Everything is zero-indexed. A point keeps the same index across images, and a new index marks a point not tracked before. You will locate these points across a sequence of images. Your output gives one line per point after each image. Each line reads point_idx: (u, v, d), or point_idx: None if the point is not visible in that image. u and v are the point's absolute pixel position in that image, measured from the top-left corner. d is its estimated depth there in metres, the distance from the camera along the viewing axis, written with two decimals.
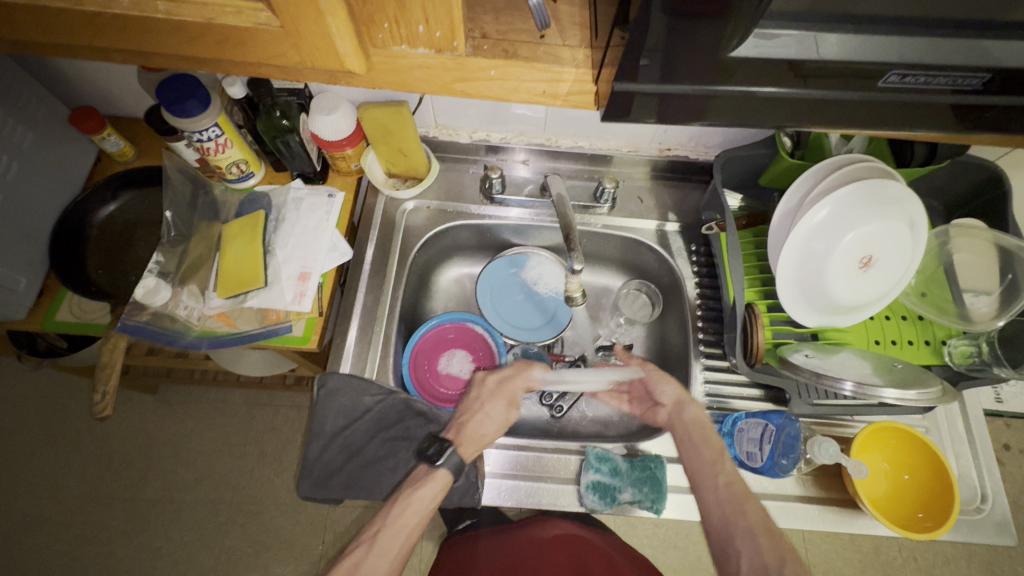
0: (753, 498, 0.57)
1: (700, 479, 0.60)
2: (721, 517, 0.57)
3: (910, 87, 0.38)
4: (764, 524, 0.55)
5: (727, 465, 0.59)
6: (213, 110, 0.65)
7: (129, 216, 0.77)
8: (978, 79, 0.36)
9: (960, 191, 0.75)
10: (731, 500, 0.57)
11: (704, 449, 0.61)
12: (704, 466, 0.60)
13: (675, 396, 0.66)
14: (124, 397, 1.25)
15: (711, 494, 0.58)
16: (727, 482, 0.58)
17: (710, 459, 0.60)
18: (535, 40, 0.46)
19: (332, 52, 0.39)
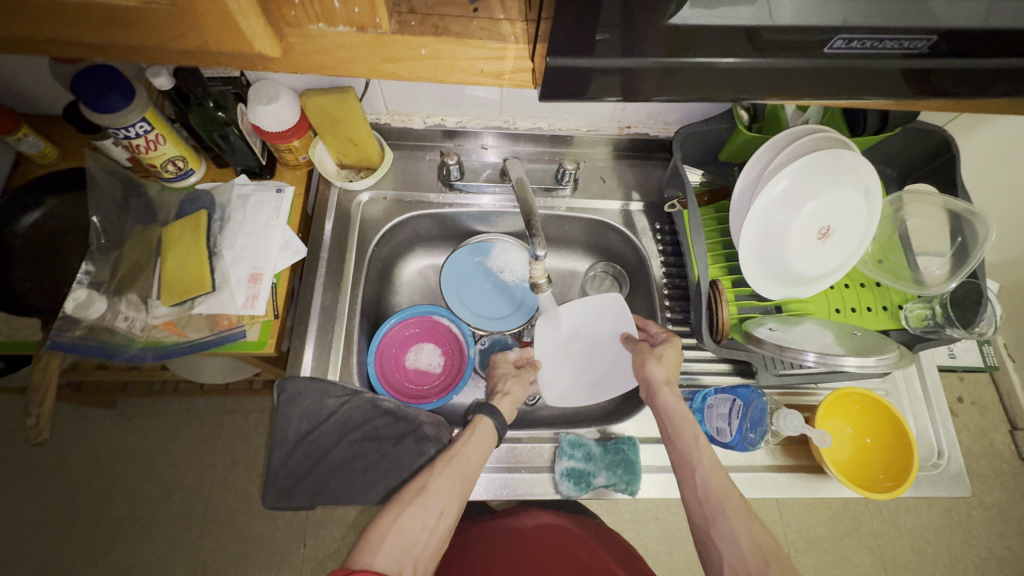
0: (733, 493, 0.55)
1: (681, 472, 0.58)
2: (703, 515, 0.54)
3: (858, 51, 0.37)
4: (745, 518, 0.53)
5: (704, 458, 0.57)
6: (139, 104, 0.60)
7: (58, 224, 0.71)
8: (925, 41, 0.36)
9: (911, 157, 0.76)
10: (710, 493, 0.55)
11: (680, 440, 0.60)
12: (683, 460, 0.58)
13: (654, 381, 0.65)
14: (79, 414, 1.18)
15: (693, 489, 0.56)
16: (705, 478, 0.56)
17: (686, 451, 0.59)
18: (468, 14, 0.43)
19: (240, 34, 0.35)
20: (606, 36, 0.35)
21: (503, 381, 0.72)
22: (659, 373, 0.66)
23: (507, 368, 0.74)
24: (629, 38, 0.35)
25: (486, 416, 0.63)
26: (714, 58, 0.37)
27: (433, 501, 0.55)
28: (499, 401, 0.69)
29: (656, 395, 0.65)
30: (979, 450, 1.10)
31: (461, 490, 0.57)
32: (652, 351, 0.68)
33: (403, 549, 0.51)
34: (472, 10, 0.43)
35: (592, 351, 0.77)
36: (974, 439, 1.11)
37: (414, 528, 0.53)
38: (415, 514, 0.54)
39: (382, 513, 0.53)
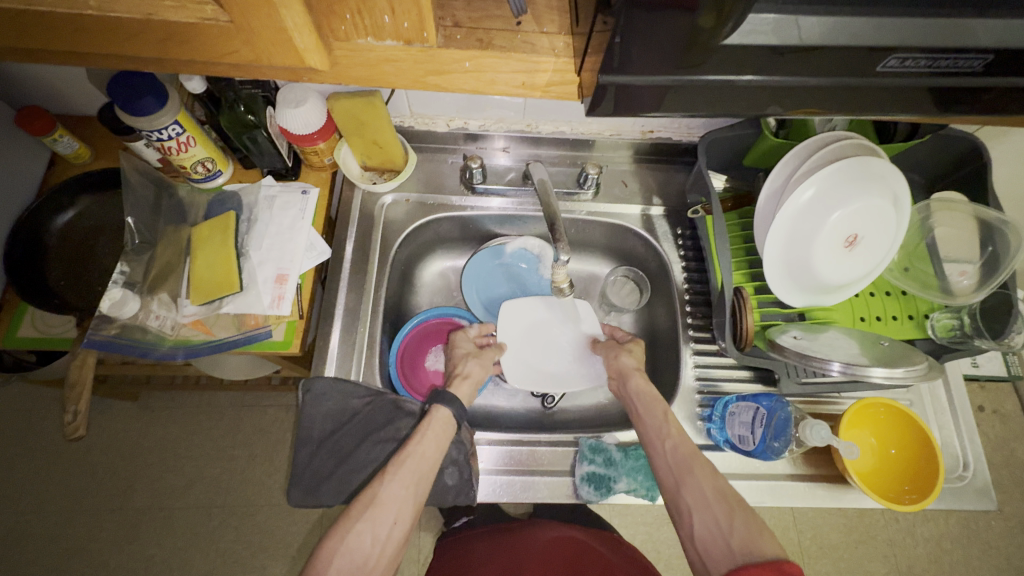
0: (702, 456, 0.57)
1: (651, 445, 0.60)
2: (673, 479, 0.56)
3: (911, 70, 0.38)
4: (713, 479, 0.54)
5: (672, 429, 0.59)
6: (171, 106, 0.61)
7: (90, 223, 0.72)
8: (980, 61, 0.37)
9: (941, 164, 0.75)
10: (679, 459, 0.57)
11: (651, 417, 0.62)
12: (653, 433, 0.60)
13: (626, 369, 0.69)
14: (102, 406, 1.21)
15: (663, 456, 0.58)
16: (673, 445, 0.58)
17: (656, 425, 0.61)
18: (511, 27, 0.42)
19: (290, 49, 0.36)
20: (646, 43, 0.35)
21: (462, 362, 0.72)
22: (630, 361, 0.69)
23: (466, 349, 0.74)
24: (672, 44, 0.35)
25: (442, 406, 0.63)
26: (754, 65, 0.37)
27: (384, 511, 0.54)
28: (459, 385, 0.68)
29: (627, 381, 0.68)
30: (1000, 460, 1.08)
31: (415, 493, 0.57)
32: (622, 346, 0.71)
33: (352, 568, 0.51)
34: (517, 25, 0.42)
35: (559, 348, 0.78)
36: (995, 449, 1.09)
37: (363, 545, 0.52)
38: (364, 530, 0.53)
39: (327, 537, 0.53)
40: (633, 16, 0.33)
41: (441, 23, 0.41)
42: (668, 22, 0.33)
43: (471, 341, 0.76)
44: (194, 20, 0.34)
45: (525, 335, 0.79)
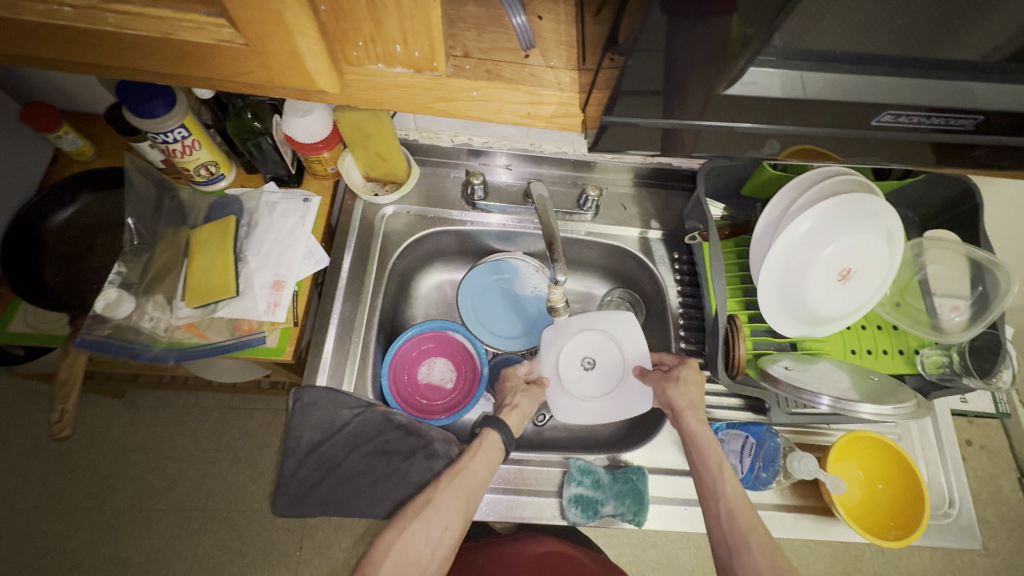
0: (759, 523, 0.55)
1: (704, 496, 0.58)
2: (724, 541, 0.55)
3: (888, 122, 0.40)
4: (769, 560, 0.52)
5: (728, 488, 0.57)
6: (179, 110, 0.62)
7: (89, 220, 0.72)
8: (971, 120, 0.40)
9: (934, 202, 0.76)
10: (735, 528, 0.55)
11: (703, 467, 0.60)
12: (708, 486, 0.58)
13: (677, 407, 0.65)
14: (89, 402, 1.19)
15: (717, 519, 0.56)
16: (727, 507, 0.56)
17: (710, 480, 0.59)
18: (520, 59, 0.42)
19: (302, 70, 0.36)
20: (653, 85, 0.36)
21: (511, 394, 0.71)
22: (681, 399, 0.65)
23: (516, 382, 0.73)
24: (679, 89, 0.37)
25: (492, 431, 0.63)
26: (754, 109, 0.39)
27: (438, 515, 0.55)
28: (508, 414, 0.68)
29: (680, 421, 0.65)
30: (986, 497, 1.09)
31: (468, 504, 0.57)
32: (670, 376, 0.68)
33: (405, 564, 0.52)
34: (526, 58, 0.42)
35: (604, 361, 0.75)
36: (981, 485, 1.09)
37: (418, 543, 0.54)
38: (418, 529, 0.54)
39: (385, 532, 0.55)
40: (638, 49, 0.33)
41: (452, 52, 0.41)
42: (670, 62, 0.34)
43: (521, 376, 0.74)
44: (210, 41, 0.34)
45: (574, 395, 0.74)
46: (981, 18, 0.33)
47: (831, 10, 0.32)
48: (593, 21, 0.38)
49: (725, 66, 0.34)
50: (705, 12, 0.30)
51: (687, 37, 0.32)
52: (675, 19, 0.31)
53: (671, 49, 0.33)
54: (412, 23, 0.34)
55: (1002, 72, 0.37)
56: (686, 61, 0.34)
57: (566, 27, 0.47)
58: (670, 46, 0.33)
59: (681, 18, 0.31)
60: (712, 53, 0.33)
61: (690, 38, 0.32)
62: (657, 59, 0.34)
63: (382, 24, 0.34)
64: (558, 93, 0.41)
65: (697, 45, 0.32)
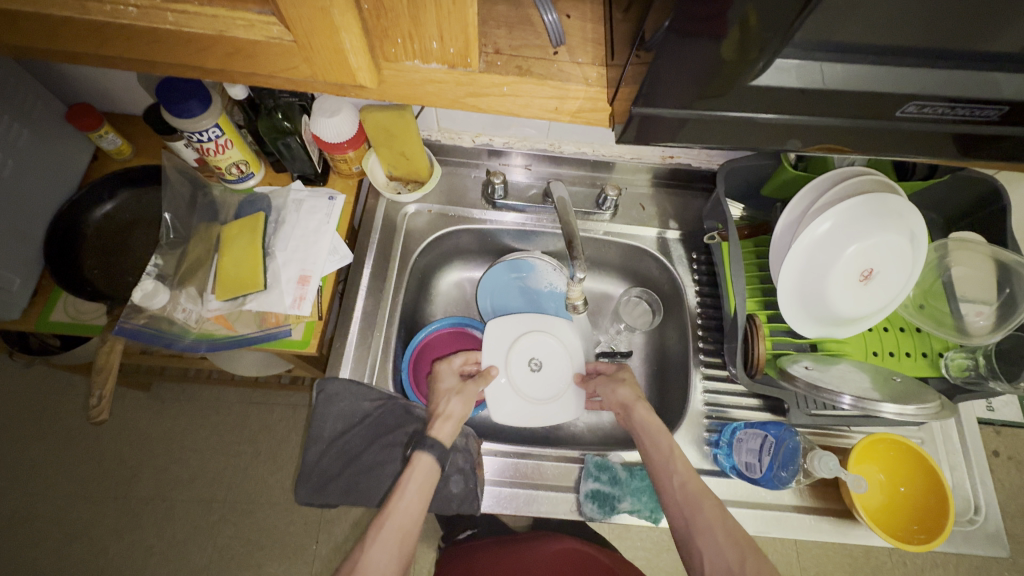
0: (710, 494, 0.57)
1: (658, 479, 0.60)
2: (683, 520, 0.57)
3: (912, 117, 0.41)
4: (723, 523, 0.55)
5: (678, 465, 0.59)
6: (213, 110, 0.64)
7: (126, 216, 0.76)
8: (995, 111, 0.40)
9: (960, 204, 0.75)
10: (688, 498, 0.57)
11: (655, 450, 0.62)
12: (660, 467, 0.60)
13: (627, 400, 0.68)
14: (117, 394, 1.23)
15: (672, 495, 0.58)
16: (681, 482, 0.58)
17: (663, 460, 0.61)
18: (548, 56, 0.43)
19: (344, 66, 0.38)
20: (675, 81, 0.37)
21: (445, 399, 0.68)
22: (628, 392, 0.68)
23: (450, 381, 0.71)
24: (702, 84, 0.37)
25: (424, 454, 0.61)
26: (778, 105, 0.40)
27: None
28: (440, 425, 0.65)
29: (631, 412, 0.67)
30: (1014, 509, 1.06)
31: (401, 549, 0.56)
32: (617, 376, 0.71)
33: None
34: (554, 54, 0.43)
35: (553, 366, 0.75)
36: (1009, 497, 1.06)
37: None
38: None
39: None
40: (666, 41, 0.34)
41: (484, 50, 0.42)
42: (698, 54, 0.35)
43: (455, 373, 0.72)
44: (259, 39, 0.36)
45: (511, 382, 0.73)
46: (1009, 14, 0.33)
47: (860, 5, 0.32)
48: (620, 19, 0.39)
49: (750, 60, 0.35)
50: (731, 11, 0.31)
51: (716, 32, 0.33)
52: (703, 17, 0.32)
53: (697, 46, 0.34)
54: (449, 20, 0.35)
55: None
56: (712, 58, 0.35)
57: (592, 27, 0.48)
58: (696, 43, 0.34)
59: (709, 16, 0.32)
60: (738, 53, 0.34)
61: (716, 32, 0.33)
62: (684, 52, 0.34)
63: (421, 22, 0.35)
64: (586, 88, 0.42)
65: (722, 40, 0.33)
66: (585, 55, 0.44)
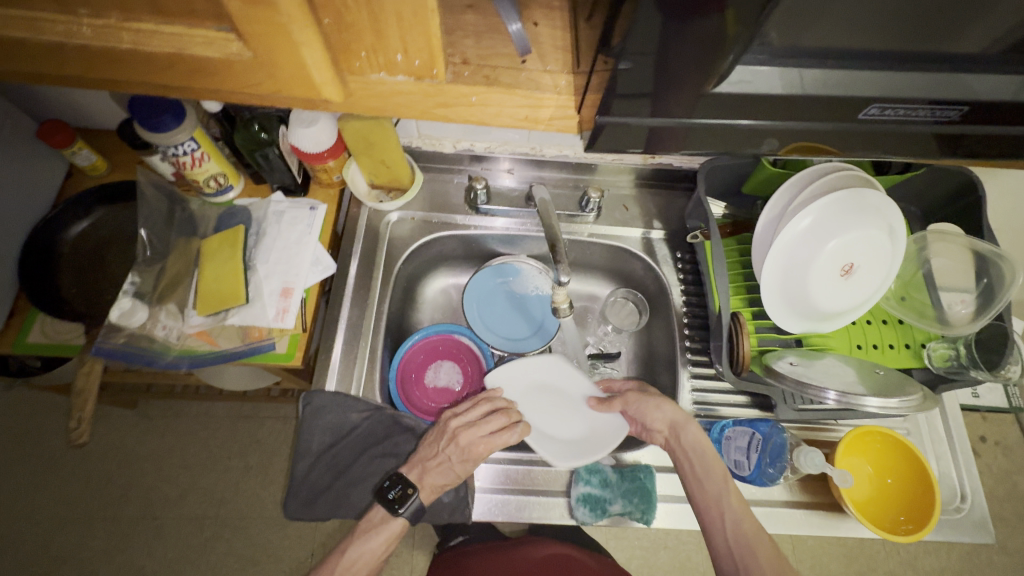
0: (762, 535, 0.59)
1: (708, 515, 0.61)
2: (732, 558, 0.59)
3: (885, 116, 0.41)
4: (775, 566, 0.57)
5: (732, 503, 0.60)
6: (188, 124, 0.63)
7: (103, 233, 0.74)
8: (957, 110, 0.40)
9: (936, 196, 0.76)
10: (741, 540, 0.59)
11: (711, 483, 0.62)
12: (713, 503, 0.61)
13: (674, 423, 0.65)
14: (103, 413, 1.21)
15: (723, 533, 0.60)
16: (735, 521, 0.60)
17: (718, 494, 0.61)
18: (517, 65, 0.43)
19: (309, 81, 0.38)
20: (644, 86, 0.37)
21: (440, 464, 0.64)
22: (675, 415, 0.65)
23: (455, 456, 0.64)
24: (671, 88, 0.38)
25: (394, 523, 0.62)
26: (748, 107, 0.40)
27: None
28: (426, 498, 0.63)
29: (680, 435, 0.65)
30: (1002, 492, 1.07)
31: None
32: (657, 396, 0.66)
33: None
34: (522, 63, 0.43)
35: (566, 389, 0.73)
36: (997, 481, 1.08)
37: None
38: None
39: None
40: (635, 43, 0.33)
41: (451, 60, 0.42)
42: (664, 60, 0.35)
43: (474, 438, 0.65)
44: (221, 56, 0.36)
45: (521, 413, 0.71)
46: (966, 11, 0.34)
47: (820, 5, 0.33)
48: (586, 26, 0.39)
49: (718, 61, 0.35)
50: (694, 14, 0.31)
51: (679, 36, 0.33)
52: (666, 20, 0.32)
53: (663, 52, 0.34)
54: (412, 33, 0.35)
55: (991, 65, 0.38)
56: (678, 63, 0.35)
57: (562, 33, 0.48)
58: (662, 48, 0.34)
59: (673, 20, 0.32)
60: (704, 54, 0.34)
61: (679, 37, 0.33)
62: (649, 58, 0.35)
63: (383, 35, 0.35)
64: (555, 96, 0.42)
65: (686, 44, 0.33)
66: (553, 63, 0.43)
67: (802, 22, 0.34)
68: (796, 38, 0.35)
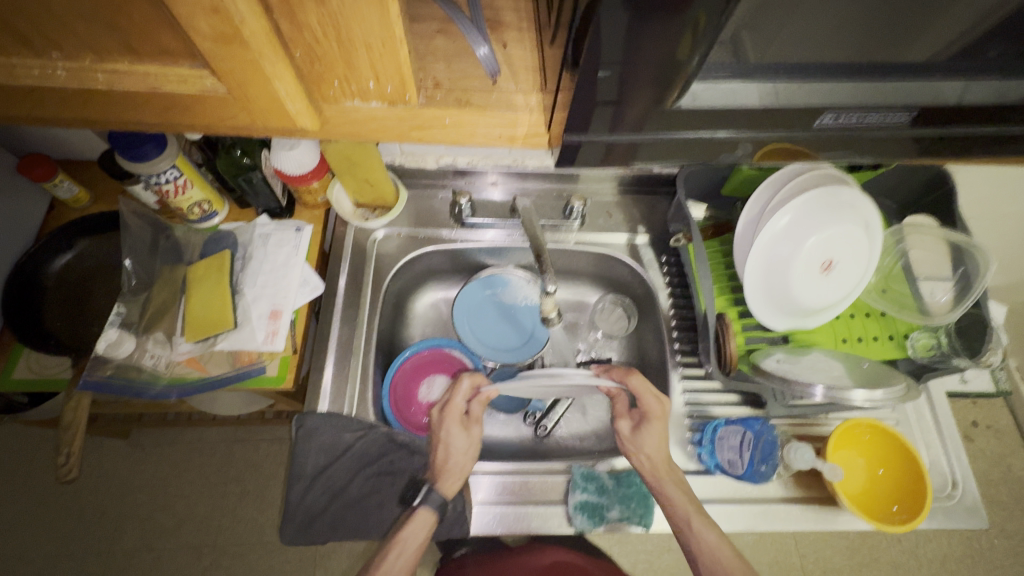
0: None
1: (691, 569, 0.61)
2: None
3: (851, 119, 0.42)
4: None
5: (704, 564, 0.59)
6: (170, 152, 0.64)
7: (88, 264, 0.74)
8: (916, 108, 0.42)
9: (909, 189, 0.78)
10: None
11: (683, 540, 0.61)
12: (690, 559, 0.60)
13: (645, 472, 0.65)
14: (94, 445, 1.19)
15: None
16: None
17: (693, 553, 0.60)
18: (488, 86, 0.44)
19: (283, 113, 0.38)
20: (615, 98, 0.38)
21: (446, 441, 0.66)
22: (643, 464, 0.64)
23: (456, 435, 0.66)
24: (640, 100, 0.39)
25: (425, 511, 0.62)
26: (716, 114, 0.41)
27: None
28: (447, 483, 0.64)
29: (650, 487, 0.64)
30: (996, 476, 1.09)
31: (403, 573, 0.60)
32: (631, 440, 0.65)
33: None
34: (494, 83, 0.44)
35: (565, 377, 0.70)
36: (991, 465, 1.09)
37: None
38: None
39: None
40: (604, 56, 0.34)
41: (423, 84, 0.43)
42: (631, 72, 0.36)
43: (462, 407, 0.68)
44: (195, 93, 0.37)
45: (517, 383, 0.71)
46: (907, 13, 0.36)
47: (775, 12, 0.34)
48: (554, 44, 0.40)
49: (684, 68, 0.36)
50: (656, 30, 0.33)
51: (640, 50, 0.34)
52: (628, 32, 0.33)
53: (624, 68, 0.36)
54: (382, 62, 0.36)
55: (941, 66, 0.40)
56: (640, 79, 0.36)
57: (533, 51, 0.49)
58: (625, 65, 0.35)
59: (634, 36, 0.33)
60: (667, 67, 0.35)
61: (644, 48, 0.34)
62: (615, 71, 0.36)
63: (354, 66, 0.36)
64: (527, 110, 0.44)
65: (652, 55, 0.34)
66: (523, 82, 0.44)
67: (757, 29, 0.36)
68: (754, 45, 0.37)
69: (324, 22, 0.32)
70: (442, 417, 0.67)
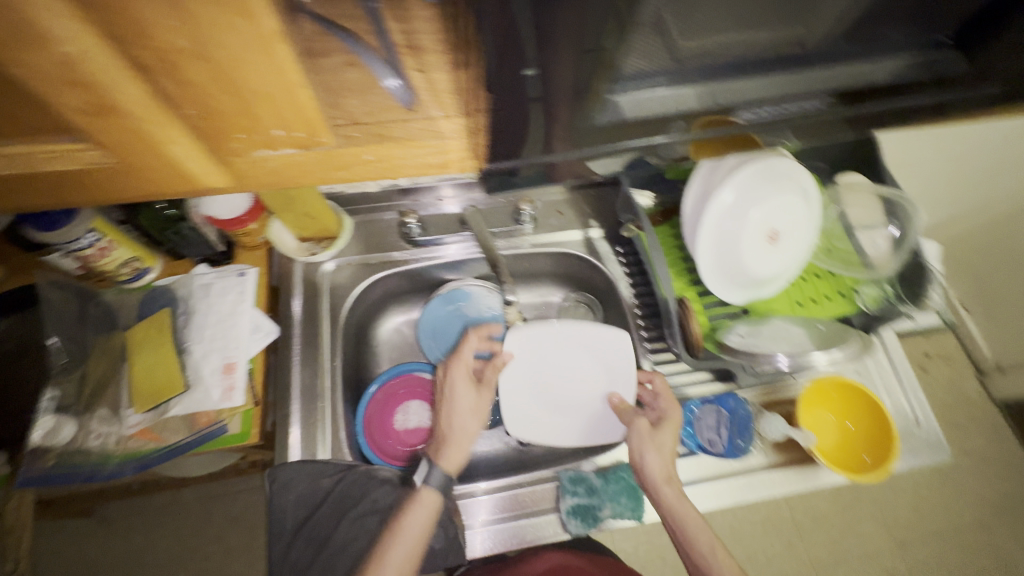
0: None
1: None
2: None
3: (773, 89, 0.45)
4: None
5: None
6: (84, 215, 0.59)
7: (12, 346, 0.69)
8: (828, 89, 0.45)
9: (838, 150, 0.82)
10: None
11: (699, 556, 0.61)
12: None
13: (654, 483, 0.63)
14: (54, 530, 1.11)
15: None
16: None
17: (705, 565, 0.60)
18: (406, 116, 0.40)
19: (185, 172, 0.37)
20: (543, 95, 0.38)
21: (456, 397, 0.69)
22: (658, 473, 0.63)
23: (466, 393, 0.69)
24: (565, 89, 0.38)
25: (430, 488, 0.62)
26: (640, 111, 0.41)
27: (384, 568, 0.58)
28: (452, 451, 0.65)
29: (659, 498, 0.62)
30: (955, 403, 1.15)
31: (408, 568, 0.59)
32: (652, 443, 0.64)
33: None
34: (411, 114, 0.39)
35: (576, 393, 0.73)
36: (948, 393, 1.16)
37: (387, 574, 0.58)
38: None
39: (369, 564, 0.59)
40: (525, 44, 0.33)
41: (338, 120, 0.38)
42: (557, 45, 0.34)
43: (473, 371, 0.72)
44: (80, 165, 0.35)
45: (516, 389, 0.74)
46: None
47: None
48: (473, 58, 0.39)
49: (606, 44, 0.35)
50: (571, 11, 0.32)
51: (569, 45, 0.35)
52: (552, 31, 0.33)
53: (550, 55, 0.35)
54: (279, 107, 0.33)
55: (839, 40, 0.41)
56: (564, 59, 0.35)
57: None
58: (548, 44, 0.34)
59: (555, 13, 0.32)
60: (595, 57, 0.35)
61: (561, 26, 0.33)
62: (548, 70, 0.36)
63: (250, 113, 0.33)
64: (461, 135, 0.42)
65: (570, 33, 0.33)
66: (446, 101, 0.40)
67: (684, 19, 0.37)
68: (679, 34, 0.39)
69: (202, 72, 0.30)
70: (450, 375, 0.71)
